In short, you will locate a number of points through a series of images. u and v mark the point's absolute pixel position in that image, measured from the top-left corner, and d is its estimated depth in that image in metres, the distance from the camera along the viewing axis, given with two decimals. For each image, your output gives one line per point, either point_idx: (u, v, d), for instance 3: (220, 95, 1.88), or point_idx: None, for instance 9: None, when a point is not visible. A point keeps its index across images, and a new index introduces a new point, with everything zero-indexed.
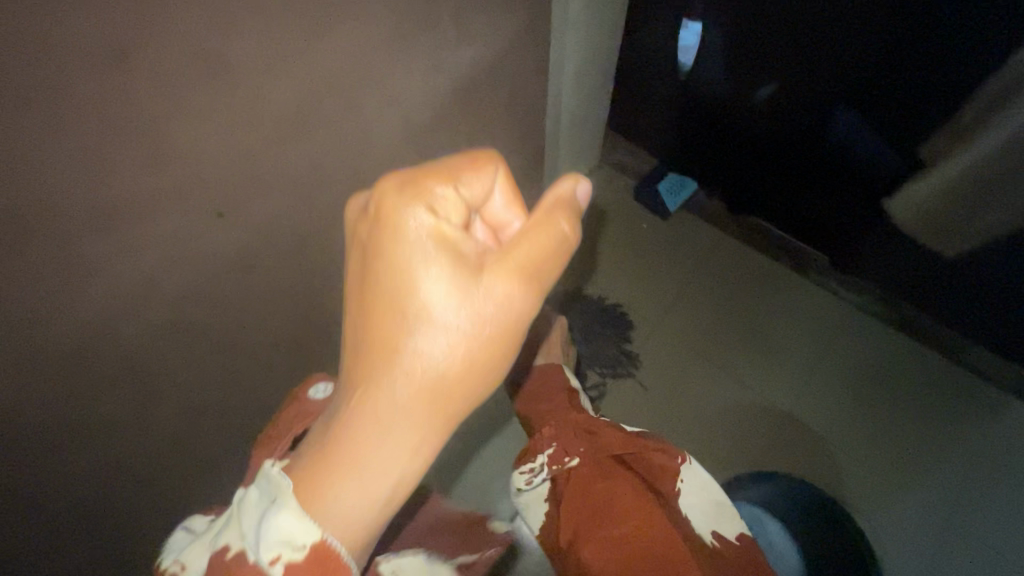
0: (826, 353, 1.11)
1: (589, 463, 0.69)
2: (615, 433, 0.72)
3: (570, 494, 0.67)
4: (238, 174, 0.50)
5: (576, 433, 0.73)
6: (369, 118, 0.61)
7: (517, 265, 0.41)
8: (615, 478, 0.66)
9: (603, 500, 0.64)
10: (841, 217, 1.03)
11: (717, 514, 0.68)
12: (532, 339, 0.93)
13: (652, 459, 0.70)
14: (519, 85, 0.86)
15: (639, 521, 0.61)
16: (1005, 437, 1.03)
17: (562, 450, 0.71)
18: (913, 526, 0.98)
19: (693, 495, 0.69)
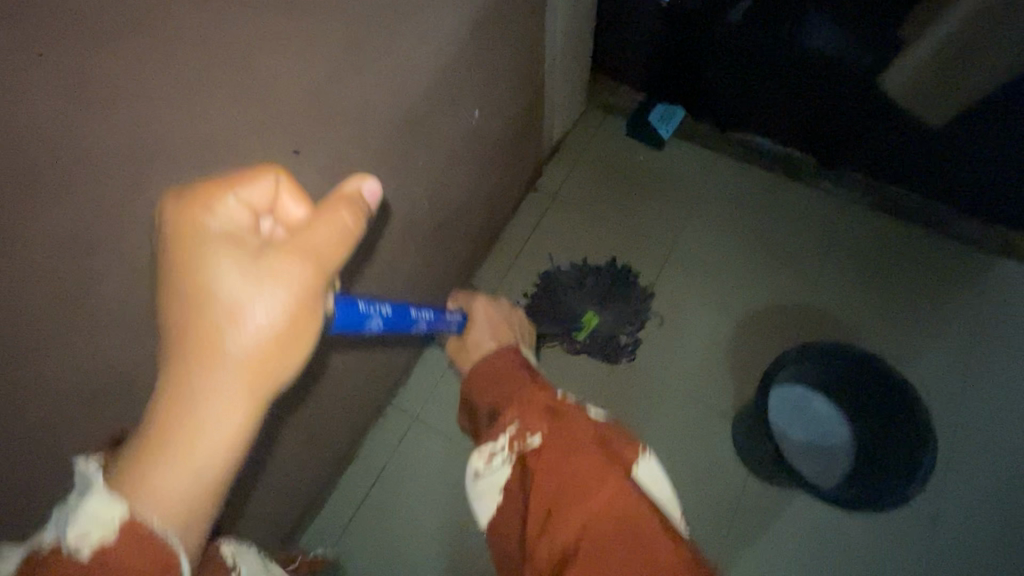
0: (829, 246, 1.18)
1: (549, 439, 0.57)
2: (579, 413, 0.60)
3: (541, 471, 0.55)
4: (309, 107, 0.52)
5: (533, 408, 0.61)
6: (408, 50, 0.63)
7: (303, 248, 0.39)
8: (580, 453, 0.55)
9: (573, 484, 0.53)
10: (827, 113, 1.12)
11: (671, 504, 0.59)
12: (484, 320, 0.86)
13: (613, 431, 0.60)
14: (520, 21, 0.89)
15: (602, 494, 0.52)
16: (1003, 290, 1.13)
17: (524, 428, 0.59)
18: (936, 380, 1.07)
19: (660, 483, 0.59)
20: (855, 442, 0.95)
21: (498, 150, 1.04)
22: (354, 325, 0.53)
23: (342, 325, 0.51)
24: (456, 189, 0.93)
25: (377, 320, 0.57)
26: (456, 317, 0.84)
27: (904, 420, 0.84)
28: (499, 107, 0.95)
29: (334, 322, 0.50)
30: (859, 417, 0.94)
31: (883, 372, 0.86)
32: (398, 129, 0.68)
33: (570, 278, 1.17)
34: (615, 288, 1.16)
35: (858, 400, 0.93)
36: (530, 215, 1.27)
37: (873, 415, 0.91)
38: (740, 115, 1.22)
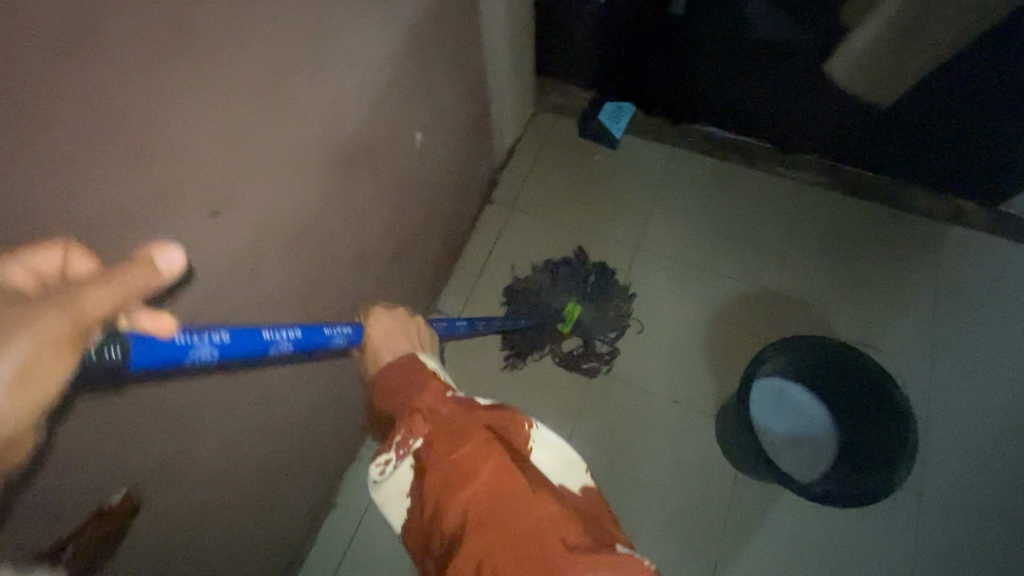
0: (790, 229, 1.18)
1: (434, 434, 0.50)
2: (461, 401, 0.53)
3: (429, 466, 0.48)
4: (224, 166, 0.46)
5: (416, 411, 0.52)
6: (332, 85, 0.57)
7: (48, 301, 0.27)
8: (466, 442, 0.48)
9: (465, 475, 0.46)
10: (775, 98, 1.11)
11: (567, 468, 0.55)
12: (385, 334, 0.65)
13: (500, 417, 0.52)
14: (456, 33, 0.84)
15: (481, 484, 0.45)
16: (962, 256, 1.14)
17: (409, 432, 0.52)
18: (908, 352, 1.07)
19: (553, 459, 0.54)
20: (837, 432, 0.95)
21: (449, 168, 0.99)
22: (176, 360, 0.40)
23: (153, 357, 0.38)
24: (408, 214, 0.88)
25: (206, 350, 0.43)
26: (347, 330, 0.64)
27: (886, 408, 0.83)
28: (441, 126, 0.90)
29: (135, 358, 0.37)
30: (840, 406, 0.94)
31: (857, 359, 0.85)
32: (332, 169, 0.62)
33: (542, 280, 1.13)
34: (597, 288, 1.12)
35: (838, 388, 0.92)
36: (490, 229, 1.22)
37: (853, 408, 0.91)
38: (690, 106, 1.21)
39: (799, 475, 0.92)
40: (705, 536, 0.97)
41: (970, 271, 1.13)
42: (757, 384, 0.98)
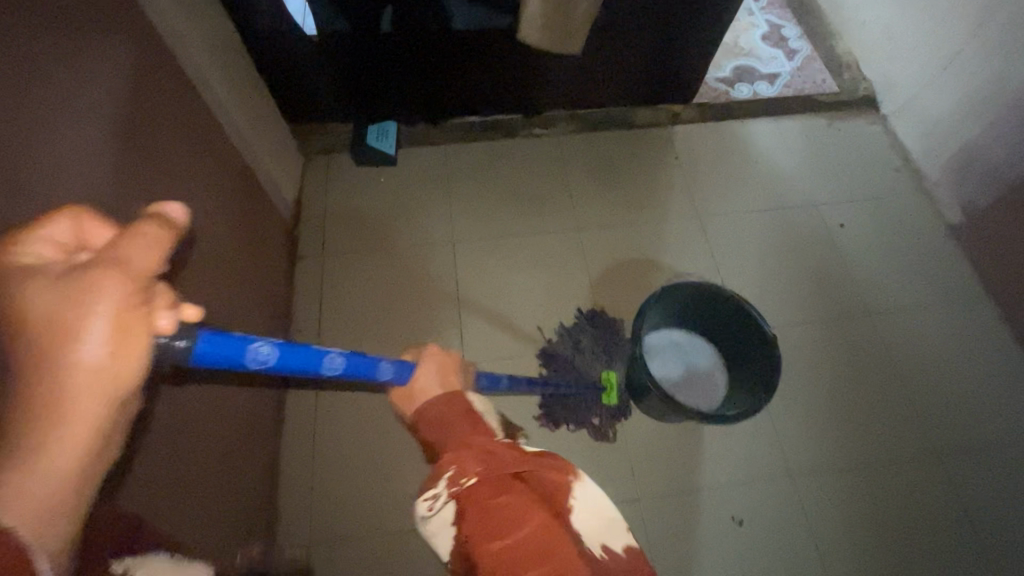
0: (565, 175, 1.36)
1: (487, 480, 0.56)
2: (516, 448, 0.60)
3: (473, 508, 0.54)
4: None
5: (470, 450, 0.59)
6: (47, 196, 0.52)
7: (140, 254, 0.34)
8: (511, 494, 0.54)
9: (501, 514, 0.52)
10: (503, 75, 1.27)
11: (613, 526, 0.60)
12: (437, 369, 0.73)
13: (549, 465, 0.59)
14: (176, 110, 0.79)
15: (533, 529, 0.51)
16: (690, 145, 1.41)
17: (457, 472, 0.57)
18: (689, 231, 1.30)
19: (595, 510, 0.59)
20: (722, 369, 1.00)
21: (232, 241, 0.94)
22: (236, 358, 0.49)
23: (210, 357, 0.46)
24: (204, 301, 0.82)
25: (265, 349, 0.53)
26: (391, 366, 0.71)
27: (749, 326, 0.90)
28: (204, 206, 0.85)
29: (196, 354, 0.44)
30: (719, 343, 0.99)
31: (724, 293, 0.91)
32: None
33: (567, 347, 1.13)
34: (608, 340, 1.14)
35: (715, 325, 0.97)
36: (309, 284, 1.20)
37: (723, 335, 0.97)
38: (442, 105, 1.33)
39: (700, 408, 0.94)
40: (613, 450, 1.05)
41: (700, 155, 1.40)
42: (647, 338, 1.01)
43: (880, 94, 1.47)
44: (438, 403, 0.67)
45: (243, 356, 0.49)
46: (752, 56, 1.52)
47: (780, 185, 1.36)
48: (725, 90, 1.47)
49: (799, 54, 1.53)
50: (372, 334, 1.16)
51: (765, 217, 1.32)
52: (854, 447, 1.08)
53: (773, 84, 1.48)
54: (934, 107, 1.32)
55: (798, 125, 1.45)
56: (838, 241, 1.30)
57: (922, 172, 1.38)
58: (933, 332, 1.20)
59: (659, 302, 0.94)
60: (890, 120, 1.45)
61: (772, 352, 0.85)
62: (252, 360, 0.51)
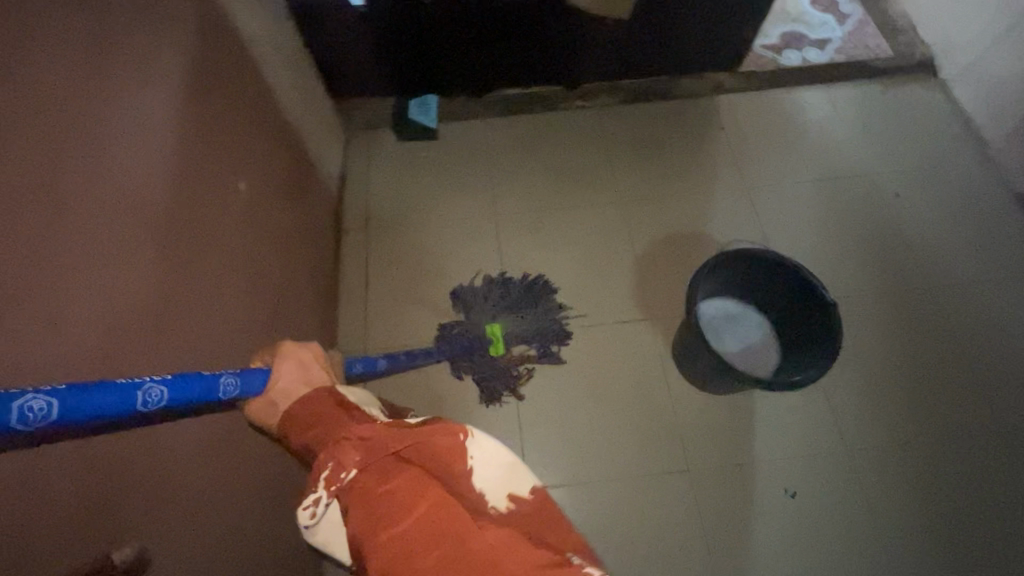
0: (607, 146, 1.34)
1: (366, 469, 0.52)
2: (396, 427, 0.55)
3: (359, 503, 0.50)
4: (19, 264, 0.42)
5: (348, 440, 0.54)
6: (119, 158, 0.54)
7: None
8: (394, 478, 0.50)
9: (385, 503, 0.48)
10: (543, 44, 1.26)
11: (517, 472, 0.56)
12: (295, 364, 0.68)
13: (435, 432, 0.54)
14: (234, 78, 0.81)
15: (422, 513, 0.47)
16: (734, 115, 1.37)
17: (334, 472, 0.53)
18: (735, 202, 1.27)
19: (492, 466, 0.55)
20: (781, 349, 0.96)
21: (285, 210, 0.96)
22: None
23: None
24: (263, 265, 0.84)
25: (41, 401, 0.40)
26: (234, 380, 0.62)
27: (819, 306, 0.86)
28: (260, 173, 0.87)
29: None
30: (785, 321, 0.95)
31: (801, 270, 0.87)
32: (158, 242, 0.59)
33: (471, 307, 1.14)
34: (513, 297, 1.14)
35: (787, 302, 0.93)
36: (355, 256, 1.21)
37: (782, 306, 0.94)
38: (482, 76, 1.32)
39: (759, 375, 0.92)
40: (661, 419, 1.05)
41: (746, 124, 1.36)
42: (711, 303, 1.00)
43: (938, 58, 1.40)
44: (299, 402, 0.62)
45: (7, 416, 0.37)
46: (801, 23, 1.46)
47: (831, 155, 1.32)
48: (772, 58, 1.42)
49: (850, 18, 1.46)
50: (417, 305, 1.17)
51: (815, 188, 1.28)
52: (912, 421, 1.05)
53: (823, 50, 1.43)
54: (998, 70, 1.25)
55: (849, 92, 1.39)
56: (893, 212, 1.25)
57: (983, 139, 1.31)
58: (997, 304, 1.15)
59: (712, 275, 0.93)
60: (950, 85, 1.38)
61: (833, 318, 0.83)
62: (18, 418, 0.38)
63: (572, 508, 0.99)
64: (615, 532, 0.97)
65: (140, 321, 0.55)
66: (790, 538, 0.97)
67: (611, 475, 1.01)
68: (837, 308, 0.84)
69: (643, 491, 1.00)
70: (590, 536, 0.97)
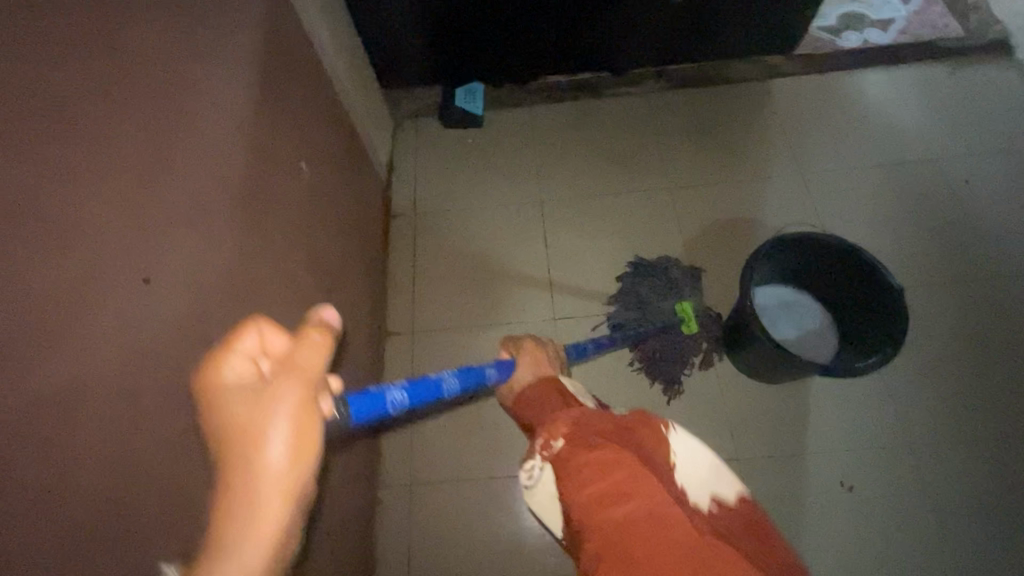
0: (656, 131, 1.32)
1: (569, 441, 0.57)
2: (603, 414, 0.60)
3: (564, 463, 0.55)
4: (129, 216, 0.45)
5: (559, 419, 0.61)
6: (206, 129, 0.57)
7: None
8: (595, 447, 0.54)
9: (591, 466, 0.53)
10: (591, 29, 1.25)
11: (720, 474, 0.57)
12: (529, 363, 0.82)
13: (636, 423, 0.59)
14: (298, 61, 0.84)
15: (621, 477, 0.50)
16: (787, 99, 1.33)
17: (546, 439, 0.60)
18: (788, 187, 1.23)
19: (696, 462, 0.57)
20: (841, 335, 0.94)
21: (341, 191, 0.98)
22: (385, 408, 0.56)
23: (367, 412, 0.54)
24: (322, 243, 0.87)
25: (397, 394, 0.58)
26: (494, 368, 0.77)
27: (882, 289, 0.83)
28: (321, 153, 0.90)
29: (354, 415, 0.53)
30: (845, 306, 0.92)
31: (861, 253, 0.84)
32: (236, 212, 0.61)
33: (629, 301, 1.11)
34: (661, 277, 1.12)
35: (846, 286, 0.90)
36: (403, 240, 1.24)
37: (841, 291, 0.91)
38: (529, 64, 1.32)
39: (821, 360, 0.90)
40: (711, 406, 1.03)
41: (801, 108, 1.31)
42: (766, 290, 0.97)
43: (1012, 36, 1.32)
44: (532, 390, 0.75)
45: (389, 403, 0.57)
46: (860, 2, 1.40)
47: (894, 139, 1.26)
48: (829, 40, 1.37)
49: None
50: (464, 288, 1.18)
51: (877, 174, 1.22)
52: (984, 413, 1.00)
53: (885, 31, 1.36)
54: None
55: (914, 74, 1.32)
56: (963, 197, 1.18)
57: None
58: None
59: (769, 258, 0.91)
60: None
61: (898, 305, 0.80)
62: (389, 404, 0.57)
63: None
64: None
65: (221, 287, 0.57)
66: (851, 531, 0.94)
67: None
68: (902, 291, 0.80)
69: None
70: None
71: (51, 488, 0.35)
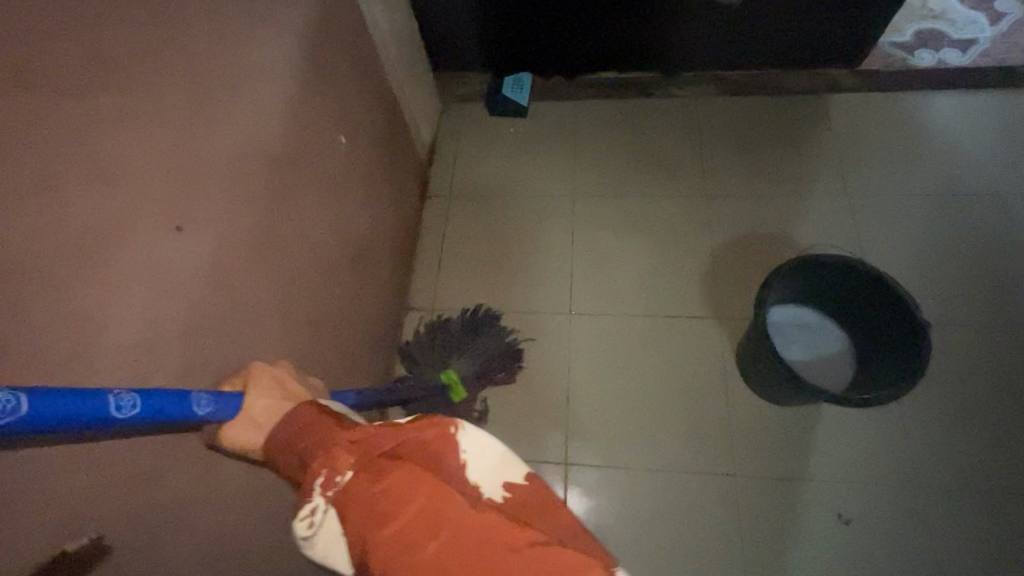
0: (701, 138, 1.30)
1: (358, 471, 0.43)
2: (381, 428, 0.46)
3: (355, 505, 0.41)
4: (171, 165, 0.51)
5: (338, 446, 0.45)
6: (251, 98, 0.62)
7: None
8: (388, 473, 0.42)
9: (386, 500, 0.40)
10: (644, 27, 1.24)
11: (508, 463, 0.46)
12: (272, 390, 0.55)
13: (423, 428, 0.46)
14: (350, 39, 0.89)
15: (420, 507, 0.39)
16: (845, 116, 1.27)
17: (331, 474, 0.44)
18: (832, 209, 1.18)
19: (485, 458, 0.46)
20: (858, 365, 0.91)
21: (379, 167, 1.04)
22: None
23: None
24: (354, 214, 0.92)
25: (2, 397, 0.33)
26: (208, 396, 0.51)
27: (905, 323, 0.80)
28: (363, 129, 0.95)
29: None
30: (866, 336, 0.89)
31: (886, 283, 0.81)
32: (273, 177, 0.67)
33: (421, 353, 1.07)
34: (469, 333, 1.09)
35: (869, 315, 0.87)
36: (435, 221, 1.28)
37: (864, 320, 0.89)
38: (579, 59, 1.33)
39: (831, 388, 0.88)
40: (717, 419, 1.02)
41: (858, 127, 1.26)
42: (783, 311, 0.95)
43: None
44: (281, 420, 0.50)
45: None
46: (943, 19, 1.31)
47: (954, 170, 1.19)
48: (903, 57, 1.28)
49: (1007, 17, 1.29)
50: (488, 273, 1.21)
51: (929, 206, 1.16)
52: (1000, 472, 0.95)
53: (966, 52, 1.27)
54: None
55: (990, 102, 1.24)
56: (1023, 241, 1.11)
57: None
58: None
59: (791, 278, 0.88)
60: None
61: (920, 342, 0.77)
62: None
63: (607, 490, 0.99)
64: (649, 521, 0.96)
65: (250, 242, 0.63)
66: (837, 566, 0.92)
67: (655, 466, 1.00)
68: (926, 328, 0.77)
69: (688, 488, 0.98)
70: (637, 519, 0.97)
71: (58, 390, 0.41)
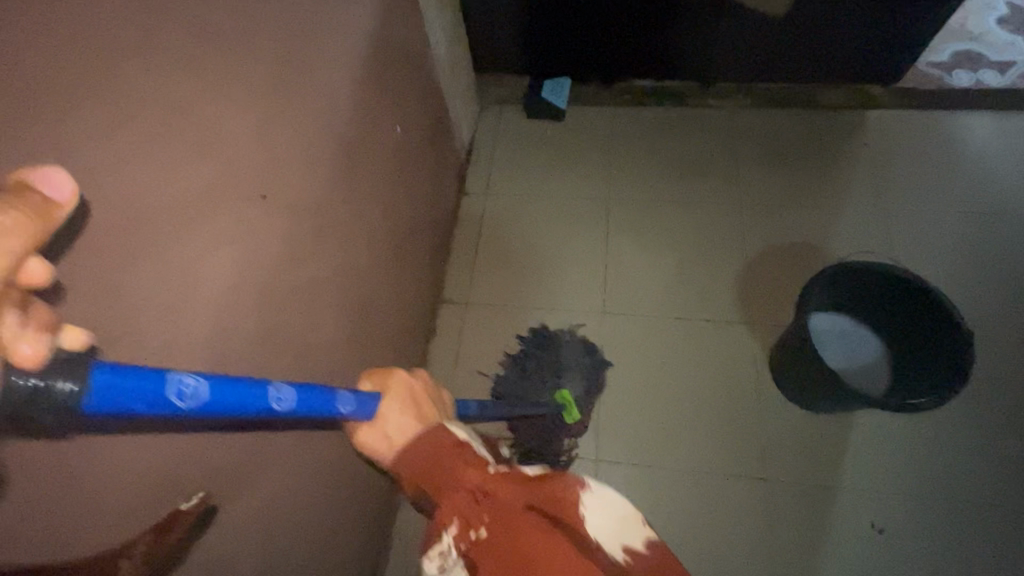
0: (735, 148, 1.31)
1: (494, 523, 0.44)
2: (514, 478, 0.47)
3: (491, 558, 0.42)
4: (259, 137, 0.53)
5: (466, 492, 0.46)
6: (325, 79, 0.65)
7: None
8: (527, 524, 0.43)
9: (527, 559, 0.41)
10: (684, 37, 1.27)
11: (628, 527, 0.47)
12: (405, 403, 0.55)
13: (556, 488, 0.47)
14: (408, 33, 0.91)
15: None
16: (879, 132, 1.29)
17: (467, 519, 0.45)
18: (866, 222, 1.19)
19: (608, 520, 0.47)
20: (897, 373, 0.92)
21: (426, 160, 1.06)
22: (150, 397, 0.33)
23: (115, 397, 0.31)
24: (402, 203, 0.94)
25: (191, 380, 0.35)
26: (351, 397, 0.53)
27: (947, 329, 0.81)
28: (414, 121, 0.98)
29: (91, 397, 0.30)
30: (907, 344, 0.90)
31: (930, 289, 0.82)
32: (338, 157, 0.69)
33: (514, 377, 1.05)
34: (555, 352, 1.07)
35: (910, 322, 0.88)
36: (471, 217, 1.30)
37: (904, 327, 0.90)
38: (618, 66, 1.36)
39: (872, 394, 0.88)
40: (747, 423, 1.03)
41: (894, 143, 1.27)
42: (822, 318, 0.97)
43: None
44: (414, 443, 0.51)
45: (163, 392, 0.33)
46: (980, 42, 1.33)
47: (989, 189, 1.20)
48: (940, 77, 1.30)
49: None
50: (521, 271, 1.22)
51: (963, 223, 1.17)
52: None
53: (1003, 74, 1.29)
54: None
55: None
56: None
57: None
58: None
59: (832, 283, 0.89)
60: None
61: (964, 347, 0.78)
62: (172, 400, 0.34)
63: (639, 488, 1.00)
64: (683, 522, 0.96)
65: (316, 219, 0.65)
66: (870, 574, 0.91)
67: (687, 467, 1.00)
68: (970, 334, 0.78)
69: (719, 491, 0.98)
70: (667, 520, 0.97)
71: (156, 337, 0.43)
